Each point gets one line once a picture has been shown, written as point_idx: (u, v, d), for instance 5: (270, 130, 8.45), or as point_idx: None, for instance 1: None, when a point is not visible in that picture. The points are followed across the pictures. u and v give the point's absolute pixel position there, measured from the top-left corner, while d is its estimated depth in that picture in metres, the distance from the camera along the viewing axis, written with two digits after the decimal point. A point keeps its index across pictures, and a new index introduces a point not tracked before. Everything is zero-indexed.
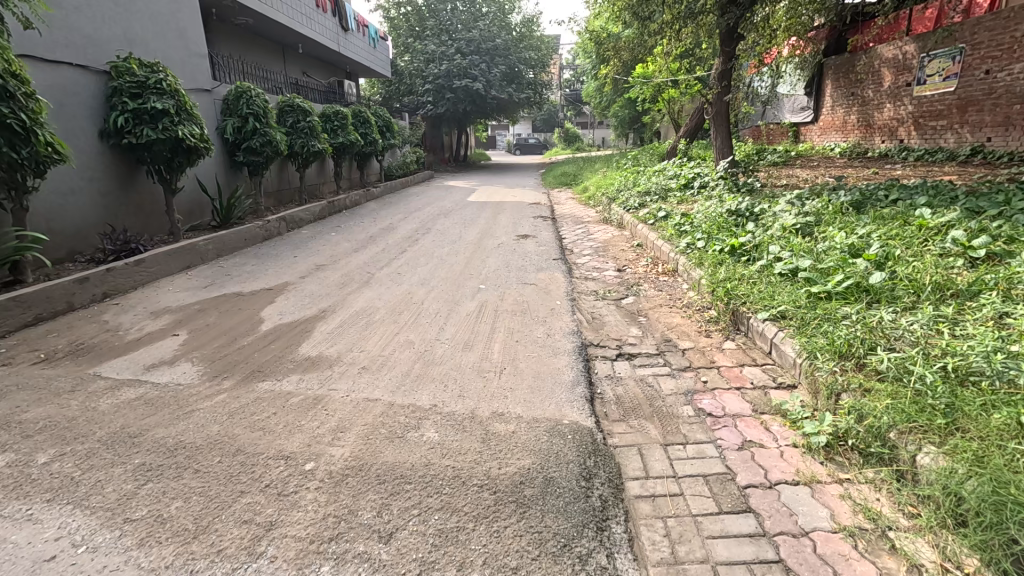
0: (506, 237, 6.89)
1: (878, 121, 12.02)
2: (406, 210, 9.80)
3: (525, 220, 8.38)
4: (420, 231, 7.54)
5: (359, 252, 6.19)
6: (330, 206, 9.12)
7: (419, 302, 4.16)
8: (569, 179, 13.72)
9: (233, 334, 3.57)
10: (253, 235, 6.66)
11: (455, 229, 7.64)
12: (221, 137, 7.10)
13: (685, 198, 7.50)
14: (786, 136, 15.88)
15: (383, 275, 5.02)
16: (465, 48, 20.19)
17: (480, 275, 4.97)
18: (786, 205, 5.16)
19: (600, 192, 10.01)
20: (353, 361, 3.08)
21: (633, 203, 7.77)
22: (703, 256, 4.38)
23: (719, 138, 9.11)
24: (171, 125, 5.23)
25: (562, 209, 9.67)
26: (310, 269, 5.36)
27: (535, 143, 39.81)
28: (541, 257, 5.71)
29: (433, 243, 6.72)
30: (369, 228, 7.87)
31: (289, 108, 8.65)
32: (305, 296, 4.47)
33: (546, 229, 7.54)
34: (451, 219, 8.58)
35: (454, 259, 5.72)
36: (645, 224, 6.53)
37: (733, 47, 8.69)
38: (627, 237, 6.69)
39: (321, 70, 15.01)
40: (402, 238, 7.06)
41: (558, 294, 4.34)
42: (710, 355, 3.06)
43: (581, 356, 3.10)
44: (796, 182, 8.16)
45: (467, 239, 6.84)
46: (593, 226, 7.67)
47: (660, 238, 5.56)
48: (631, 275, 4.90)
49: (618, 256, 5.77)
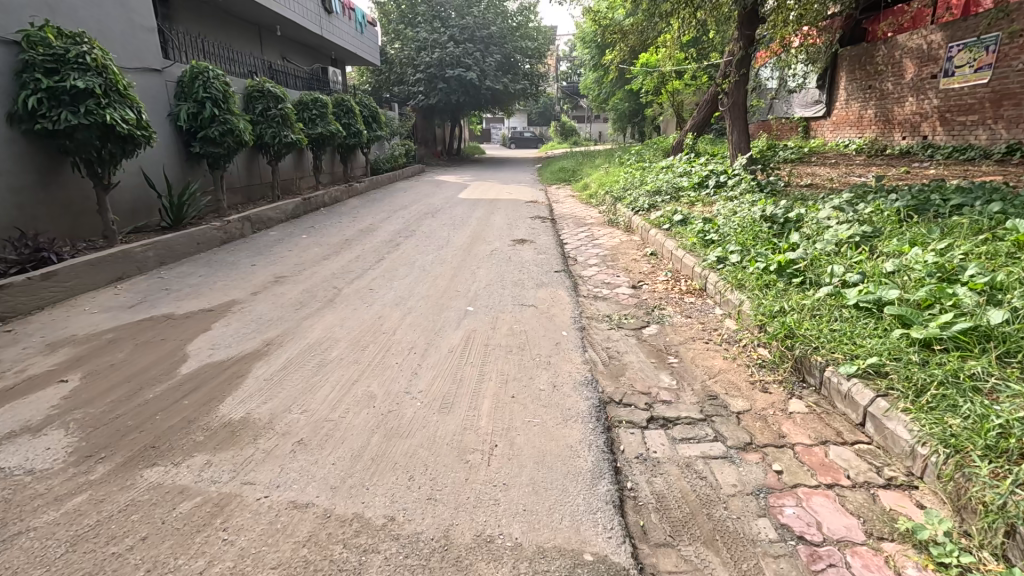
0: (501, 242, 6.08)
1: (898, 116, 11.27)
2: (390, 208, 8.93)
3: (522, 221, 7.56)
4: (404, 233, 6.70)
5: (329, 259, 5.34)
6: (305, 203, 8.24)
7: (391, 332, 3.33)
8: (568, 175, 12.87)
9: (140, 379, 2.73)
10: (208, 237, 5.80)
11: (443, 231, 6.81)
12: (174, 124, 6.20)
13: (701, 200, 6.69)
14: (795, 132, 15.10)
15: (352, 291, 4.19)
16: (458, 36, 19.24)
17: (469, 292, 4.15)
18: (831, 212, 4.36)
19: (603, 191, 9.17)
20: (289, 429, 2.25)
21: (642, 204, 6.96)
22: (743, 275, 3.56)
23: (736, 132, 8.27)
24: (97, 108, 4.36)
25: (562, 209, 8.84)
26: (266, 282, 4.50)
27: (531, 137, 38.84)
28: (540, 269, 4.89)
29: (417, 248, 5.88)
30: (346, 229, 7.00)
31: (258, 93, 7.76)
32: (253, 319, 3.63)
33: (545, 232, 6.72)
34: (439, 220, 7.73)
35: (439, 270, 4.89)
36: (660, 229, 5.72)
37: (753, 30, 7.86)
38: (638, 244, 5.88)
39: (304, 56, 14.06)
40: (382, 242, 6.20)
41: (564, 321, 3.52)
42: (776, 424, 2.25)
43: (600, 424, 2.29)
44: (821, 182, 7.37)
45: (456, 244, 6.01)
46: (598, 230, 6.85)
47: (681, 249, 4.75)
48: (649, 294, 4.09)
49: (630, 267, 4.98)
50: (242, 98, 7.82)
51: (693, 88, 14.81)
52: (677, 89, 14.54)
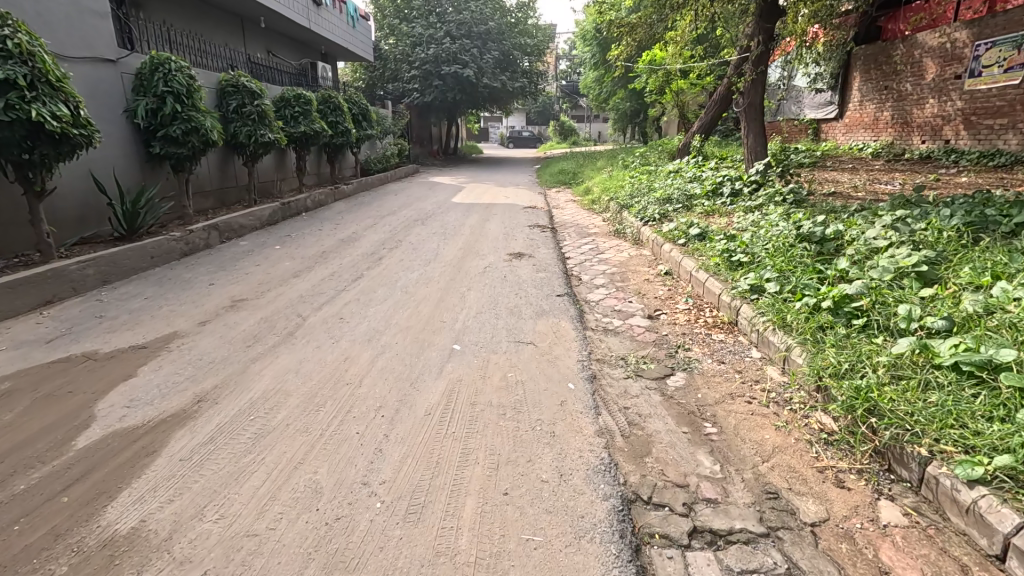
0: (496, 256, 5.46)
1: (917, 118, 10.70)
2: (378, 214, 8.28)
3: (519, 230, 6.93)
4: (389, 245, 6.07)
5: (299, 277, 4.70)
6: (284, 208, 7.60)
7: (356, 383, 2.69)
8: (568, 178, 12.24)
9: (20, 455, 2.10)
10: (167, 250, 5.15)
11: (431, 242, 6.16)
12: (131, 121, 5.55)
13: (717, 211, 6.07)
14: (805, 134, 14.53)
15: (318, 322, 3.55)
16: (455, 31, 18.58)
17: (456, 323, 3.52)
18: (881, 229, 3.73)
19: (606, 197, 8.54)
20: (194, 552, 1.61)
21: (652, 213, 6.33)
22: (788, 310, 2.94)
23: (752, 135, 7.63)
24: (21, 102, 3.70)
25: (562, 216, 8.21)
26: (221, 307, 3.86)
27: (529, 136, 38.24)
28: (540, 291, 4.26)
29: (402, 263, 5.23)
30: (326, 239, 6.35)
31: (232, 88, 7.13)
32: (192, 359, 2.99)
33: (546, 245, 6.08)
34: (430, 228, 7.11)
35: (426, 291, 4.26)
36: (674, 245, 5.10)
37: (773, 24, 7.23)
38: (649, 260, 5.25)
39: (292, 50, 13.37)
40: (363, 255, 5.57)
41: (570, 367, 2.89)
42: (871, 550, 1.62)
43: (625, 543, 1.66)
44: (847, 191, 6.76)
45: (445, 258, 5.38)
46: (603, 242, 6.22)
47: (703, 270, 4.12)
48: (669, 329, 3.46)
49: (643, 289, 4.36)
50: (215, 93, 7.16)
51: (698, 87, 14.19)
52: (682, 89, 13.92)
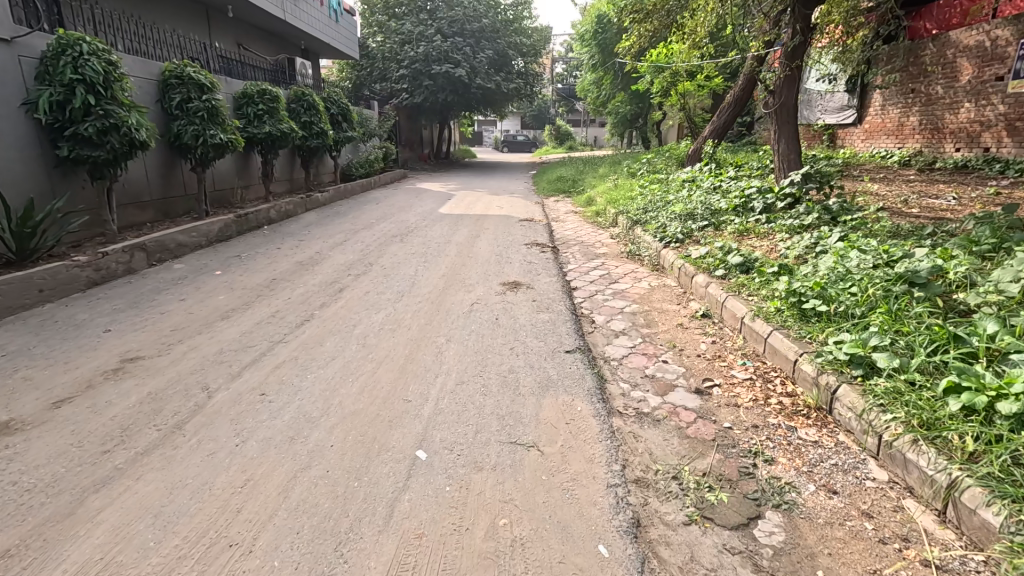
0: (485, 288, 4.40)
1: (949, 124, 9.81)
2: (352, 227, 7.21)
3: (515, 250, 5.88)
4: (357, 269, 5.00)
5: (230, 318, 3.62)
6: (240, 221, 6.51)
7: (245, 545, 1.62)
8: (567, 186, 11.23)
9: None
10: (69, 278, 4.07)
11: (409, 266, 5.10)
12: (31, 117, 4.44)
13: (752, 234, 5.04)
14: (819, 140, 13.64)
15: (226, 404, 2.47)
16: (447, 28, 17.56)
17: (424, 407, 2.44)
18: (1017, 267, 2.67)
19: (614, 209, 7.54)
20: None
21: (674, 232, 5.30)
22: (937, 412, 1.89)
23: (785, 139, 6.52)
24: None
25: (564, 232, 7.19)
26: (101, 372, 2.78)
27: (524, 140, 37.39)
28: (542, 344, 3.20)
29: (367, 296, 4.16)
30: (281, 261, 5.28)
31: (176, 80, 6.05)
32: (2, 482, 1.91)
33: (547, 270, 5.04)
34: (411, 245, 6.07)
35: (392, 344, 3.20)
36: (710, 276, 4.06)
37: (812, 11, 6.20)
38: (677, 295, 4.20)
39: (267, 45, 12.33)
40: (322, 283, 4.50)
41: (599, 503, 1.83)
42: None
43: None
44: (899, 207, 5.76)
45: (423, 290, 4.31)
46: (616, 267, 5.20)
47: (760, 320, 3.09)
48: (732, 418, 2.41)
49: (678, 341, 3.35)
50: (156, 85, 6.07)
51: (706, 89, 13.25)
52: (690, 90, 12.97)
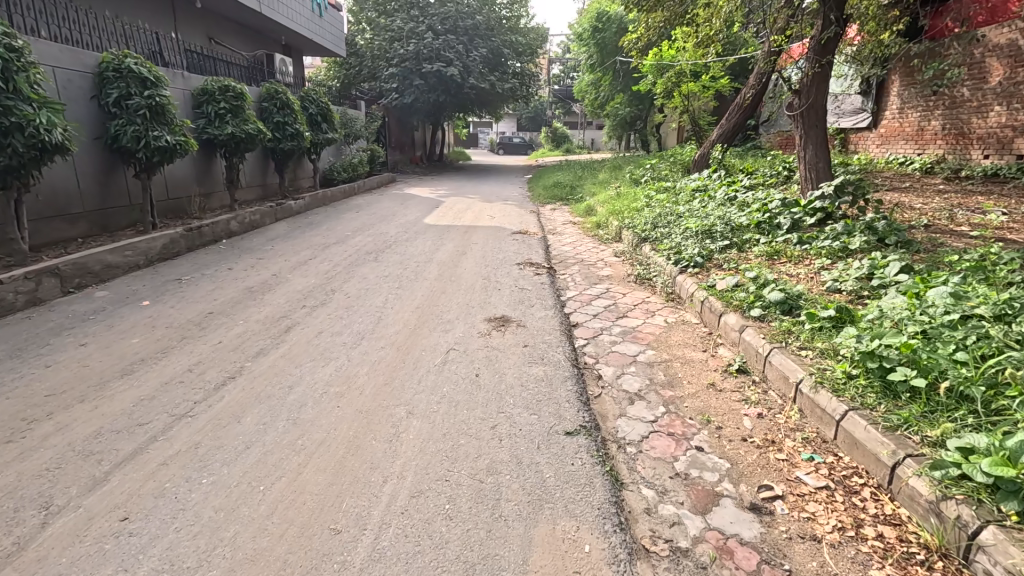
0: (467, 326, 3.60)
1: (976, 128, 9.13)
2: (322, 241, 6.38)
3: (505, 273, 5.08)
4: (314, 297, 4.19)
5: (133, 373, 2.82)
6: (191, 234, 5.69)
7: None
8: (565, 193, 10.44)
9: None
10: None
11: (376, 294, 4.30)
12: None
13: (784, 258, 4.27)
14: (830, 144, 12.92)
15: (61, 542, 1.66)
16: (438, 26, 16.77)
17: (357, 550, 1.65)
18: None
19: (617, 221, 6.78)
20: None
21: (690, 254, 4.52)
22: None
23: (812, 147, 5.74)
24: None
25: (561, 247, 6.41)
26: None
27: (521, 143, 36.58)
28: (534, 420, 2.41)
29: (317, 338, 3.36)
30: (228, 286, 4.47)
31: (113, 73, 5.24)
32: None
33: (543, 299, 4.24)
34: (385, 265, 5.27)
35: (334, 421, 2.39)
36: (744, 317, 3.26)
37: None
38: (702, 338, 3.42)
39: (243, 39, 11.53)
40: (267, 320, 3.69)
41: None
42: None
43: None
44: (946, 225, 5.01)
45: (389, 330, 3.51)
46: (622, 295, 4.42)
47: (826, 391, 2.31)
48: (814, 566, 1.63)
49: (713, 412, 2.56)
50: (92, 79, 5.27)
51: (711, 90, 12.54)
52: (694, 91, 12.23)
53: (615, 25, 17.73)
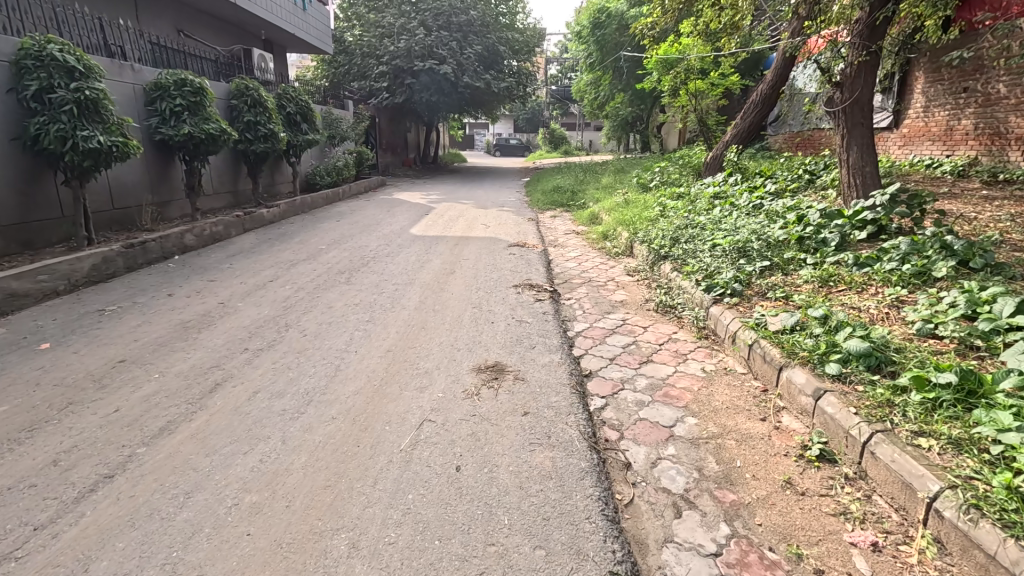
0: (447, 381, 2.78)
1: (1015, 127, 8.39)
2: (289, 257, 5.55)
3: (499, 298, 4.26)
4: (260, 336, 3.37)
5: None
6: (132, 251, 4.88)
7: None
8: (566, 199, 9.64)
9: None
10: None
11: (339, 331, 3.48)
12: None
13: (843, 286, 3.46)
14: None
15: None
16: (431, 21, 15.97)
17: None
18: None
19: (628, 233, 5.99)
20: None
21: (726, 279, 3.71)
22: None
23: (857, 147, 4.93)
24: None
25: (564, 263, 5.62)
26: None
27: (517, 143, 35.87)
28: (540, 562, 1.61)
29: (250, 402, 2.54)
30: (160, 320, 3.65)
31: (32, 61, 4.39)
32: None
33: (547, 336, 3.45)
34: (358, 288, 4.47)
35: (235, 567, 1.57)
36: (817, 375, 2.44)
37: None
38: (757, 400, 2.60)
39: (217, 33, 10.72)
40: (193, 371, 2.87)
41: None
42: None
43: None
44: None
45: (346, 388, 2.69)
46: (643, 330, 3.62)
47: (992, 525, 1.50)
48: None
49: (803, 536, 1.75)
50: (8, 69, 4.43)
51: (720, 87, 11.79)
52: (702, 89, 11.65)
53: (616, 21, 16.93)
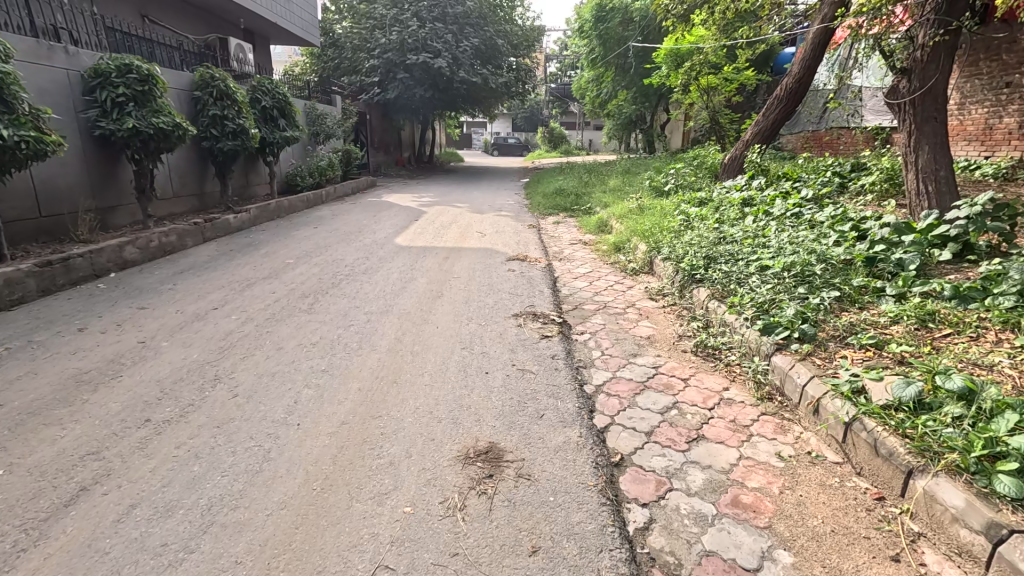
0: (418, 484, 1.92)
1: None
2: (248, 275, 4.70)
3: (496, 334, 3.41)
4: (172, 399, 2.49)
5: None
6: (49, 271, 4.02)
7: None
8: (569, 203, 8.80)
9: None
10: None
11: (281, 390, 2.61)
12: None
13: (950, 330, 2.62)
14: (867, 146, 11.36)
15: None
16: (425, 13, 15.14)
17: None
18: None
19: (646, 246, 5.16)
20: None
21: (790, 317, 2.85)
22: None
23: (929, 146, 4.09)
24: None
25: (572, 283, 4.78)
26: None
27: (515, 143, 35.06)
28: None
29: (117, 531, 1.68)
30: (52, 368, 2.80)
31: None
32: None
33: (560, 398, 2.60)
34: (321, 319, 3.62)
35: None
36: (983, 495, 1.60)
37: None
38: (879, 521, 1.76)
39: (189, 20, 9.84)
40: (57, 461, 2.02)
41: None
42: None
43: None
44: None
45: (270, 499, 1.83)
46: (683, 387, 2.76)
47: None
48: None
49: None
50: None
51: (734, 83, 10.97)
52: (714, 85, 10.87)
53: (620, 14, 16.08)
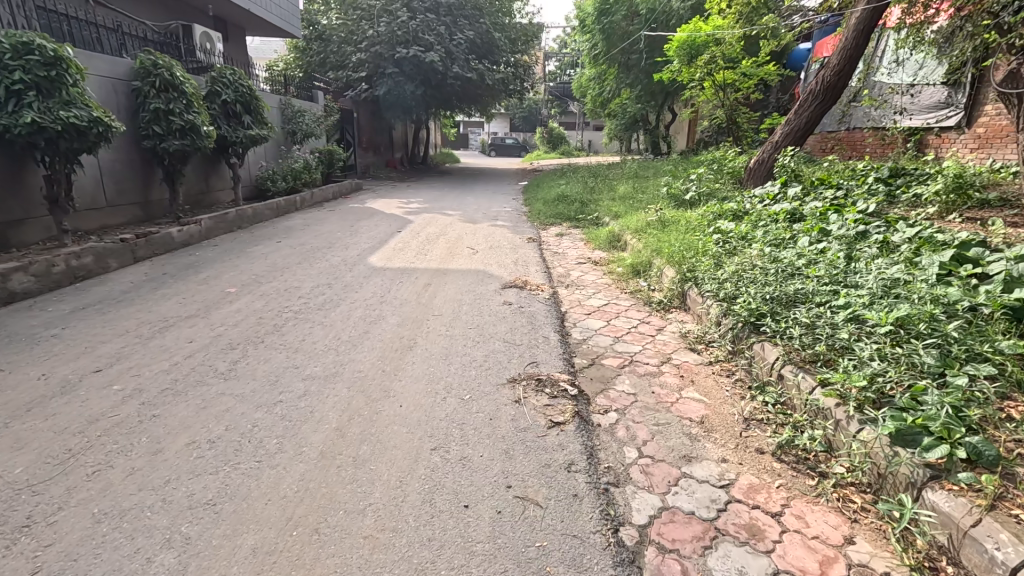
0: None
1: None
2: (167, 313, 3.65)
3: (485, 417, 2.37)
4: None
5: None
6: None
7: None
8: (574, 211, 7.79)
9: None
10: None
11: (118, 558, 1.56)
12: None
13: None
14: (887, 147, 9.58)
15: None
16: (417, 3, 14.09)
17: None
18: None
19: (675, 272, 4.14)
20: None
21: (945, 421, 1.80)
22: None
23: None
24: None
25: (584, 322, 3.75)
26: None
27: (513, 143, 34.11)
28: None
29: None
30: None
31: None
32: None
33: (585, 573, 1.56)
34: (239, 390, 2.58)
35: None
36: None
37: None
38: None
39: (146, 4, 8.79)
40: None
41: None
42: None
43: None
44: None
45: None
46: (780, 536, 1.73)
47: None
48: None
49: None
50: None
51: (754, 79, 10.01)
52: (732, 81, 9.87)
53: (625, 6, 15.09)
